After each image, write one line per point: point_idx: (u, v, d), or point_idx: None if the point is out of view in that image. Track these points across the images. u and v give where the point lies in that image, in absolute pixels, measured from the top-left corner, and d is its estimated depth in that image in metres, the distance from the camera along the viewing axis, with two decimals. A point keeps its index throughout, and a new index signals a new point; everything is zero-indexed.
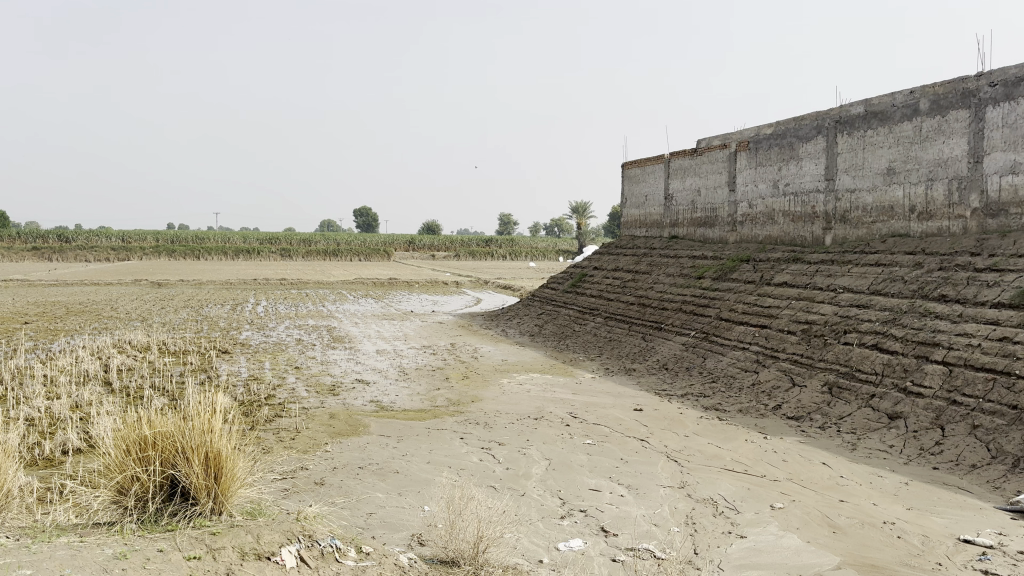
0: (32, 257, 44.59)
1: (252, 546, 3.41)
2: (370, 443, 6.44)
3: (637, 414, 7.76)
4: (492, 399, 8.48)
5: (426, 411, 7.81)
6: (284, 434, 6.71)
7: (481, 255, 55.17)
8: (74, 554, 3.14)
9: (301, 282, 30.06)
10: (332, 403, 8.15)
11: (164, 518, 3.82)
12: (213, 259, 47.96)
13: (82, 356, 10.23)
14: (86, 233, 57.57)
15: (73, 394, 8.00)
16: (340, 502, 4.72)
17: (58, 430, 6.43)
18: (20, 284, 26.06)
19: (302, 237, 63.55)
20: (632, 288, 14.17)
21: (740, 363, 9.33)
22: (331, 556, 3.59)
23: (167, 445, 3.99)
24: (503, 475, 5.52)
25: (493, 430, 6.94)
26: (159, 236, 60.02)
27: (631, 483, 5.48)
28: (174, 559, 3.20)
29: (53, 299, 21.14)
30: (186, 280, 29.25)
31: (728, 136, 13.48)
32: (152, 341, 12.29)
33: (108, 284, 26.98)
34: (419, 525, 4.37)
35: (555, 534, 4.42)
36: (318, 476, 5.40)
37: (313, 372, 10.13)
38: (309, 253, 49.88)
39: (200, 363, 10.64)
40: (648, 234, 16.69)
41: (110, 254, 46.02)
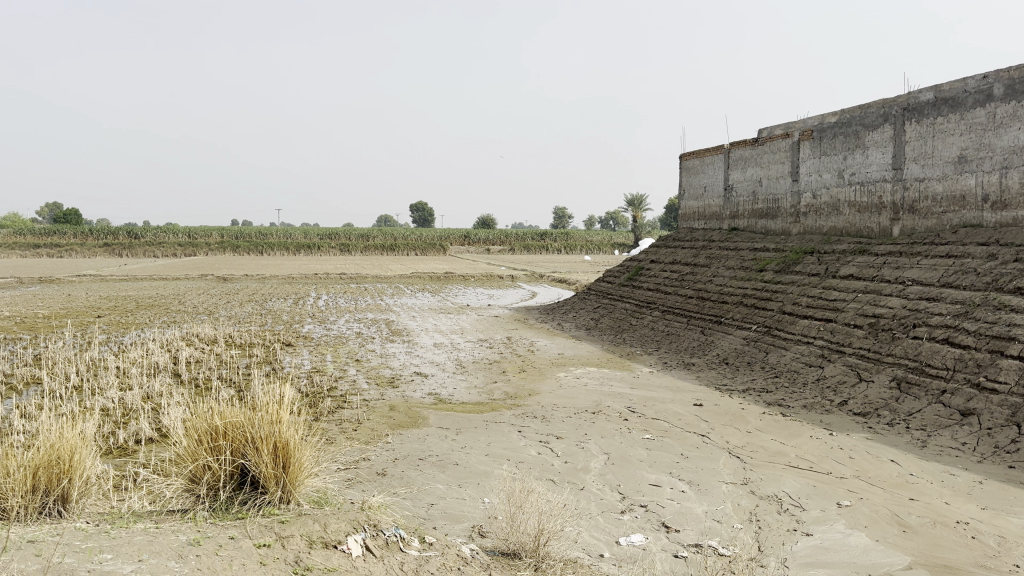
0: (103, 253, 46.24)
1: (319, 535, 3.48)
2: (430, 435, 6.49)
3: (696, 409, 7.66)
4: (549, 392, 8.49)
5: (484, 404, 7.84)
6: (346, 425, 6.81)
7: (536, 249, 55.27)
8: (151, 540, 3.24)
9: (360, 275, 30.56)
10: (392, 396, 8.25)
11: (235, 506, 3.92)
12: (275, 253, 49.20)
13: (152, 349, 10.58)
14: (154, 231, 59.39)
15: (144, 385, 8.28)
16: (401, 493, 4.78)
17: (131, 420, 6.66)
18: (94, 279, 26.99)
19: (360, 232, 64.56)
20: (691, 281, 13.99)
21: (804, 357, 9.13)
22: (395, 545, 3.63)
23: (237, 435, 4.10)
24: (562, 469, 5.51)
25: (551, 424, 6.94)
26: (223, 233, 61.56)
27: (693, 479, 5.41)
28: (245, 547, 3.27)
29: (123, 293, 21.87)
30: (249, 274, 30.10)
31: (791, 125, 13.19)
32: (219, 334, 12.65)
33: (176, 278, 27.75)
34: (480, 516, 4.39)
35: (616, 529, 4.39)
36: (379, 467, 5.47)
37: (373, 365, 10.28)
38: (366, 248, 50.81)
39: (265, 355, 10.89)
40: (707, 226, 16.45)
41: (177, 249, 47.49)
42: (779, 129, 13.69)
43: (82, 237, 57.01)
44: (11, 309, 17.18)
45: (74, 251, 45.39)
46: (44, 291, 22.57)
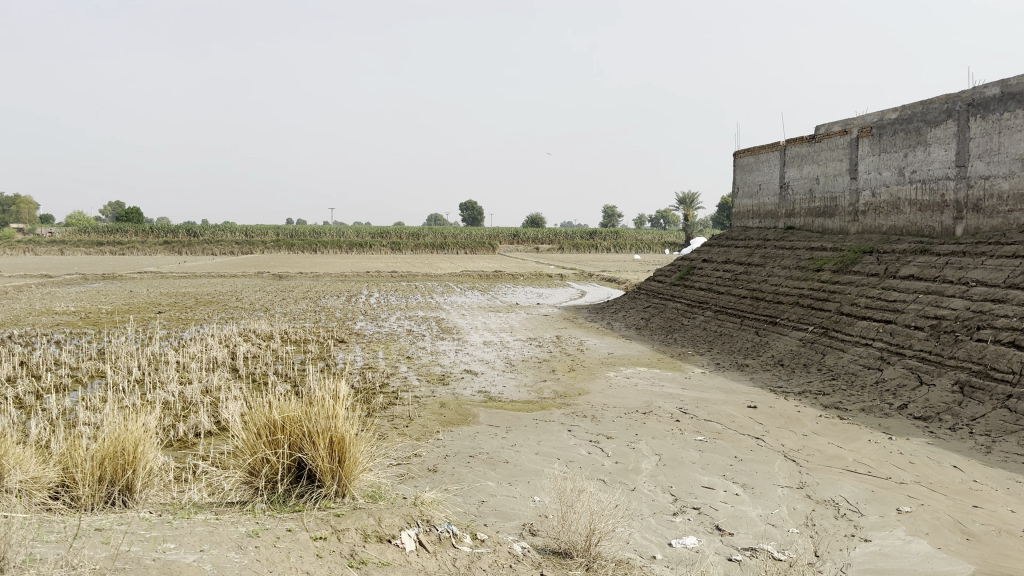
0: (164, 250, 47.57)
1: (374, 529, 3.52)
2: (480, 433, 6.52)
3: (751, 411, 7.53)
4: (599, 392, 8.44)
5: (534, 403, 7.84)
6: (397, 421, 6.88)
7: (585, 248, 55.04)
8: (211, 530, 3.31)
9: (411, 274, 30.83)
10: (443, 393, 8.30)
11: (292, 498, 3.99)
12: (327, 251, 49.99)
13: (211, 345, 10.84)
14: (211, 229, 60.87)
15: (203, 379, 8.49)
16: (452, 490, 4.80)
17: (191, 414, 6.83)
18: (155, 276, 27.78)
19: (411, 230, 65.14)
20: (745, 281, 13.78)
21: (862, 360, 8.92)
22: (447, 541, 3.64)
23: (295, 429, 4.18)
24: (613, 469, 5.47)
25: (601, 423, 6.90)
26: (278, 231, 62.77)
27: (747, 482, 5.32)
28: (302, 539, 3.33)
29: (182, 290, 22.48)
30: (303, 272, 30.64)
31: (850, 122, 12.88)
32: (274, 330, 12.89)
33: (233, 276, 28.39)
34: (530, 515, 4.38)
35: (669, 531, 4.35)
36: (430, 463, 5.51)
37: (424, 362, 10.35)
38: (416, 247, 51.24)
39: (319, 351, 11.07)
40: (761, 225, 16.18)
41: (233, 247, 48.51)
42: (837, 126, 13.38)
43: (144, 235, 58.72)
44: (76, 305, 17.77)
45: (136, 249, 46.83)
46: (109, 287, 23.31)
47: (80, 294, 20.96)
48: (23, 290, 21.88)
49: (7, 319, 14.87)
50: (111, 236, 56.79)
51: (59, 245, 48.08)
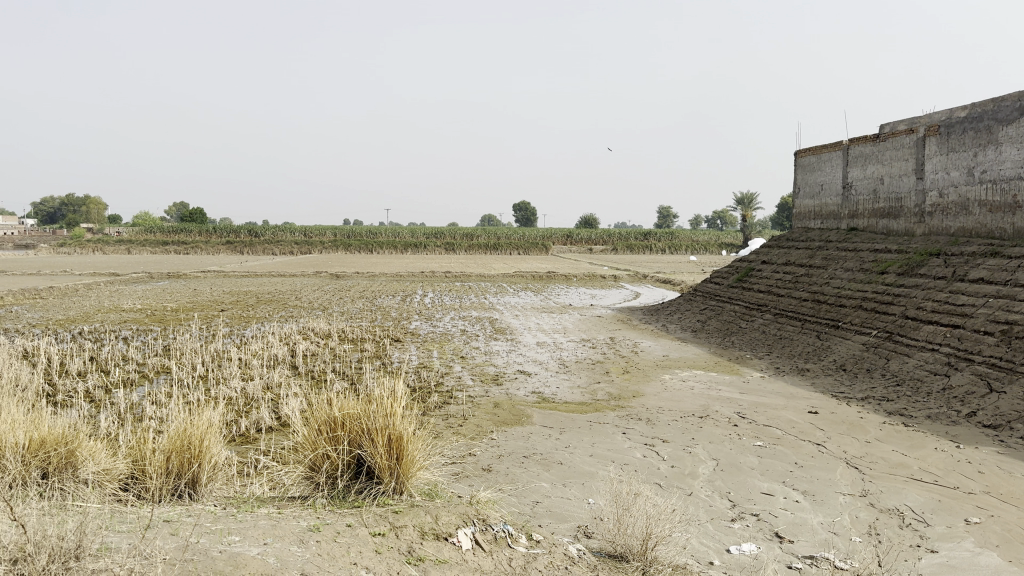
0: (226, 250, 48.79)
1: (431, 526, 3.55)
2: (534, 433, 6.52)
3: (811, 417, 7.38)
4: (654, 395, 8.37)
5: (588, 404, 7.80)
6: (452, 421, 6.92)
7: (640, 249, 54.62)
8: (275, 524, 3.39)
9: (465, 274, 31.04)
10: (496, 393, 8.34)
11: (351, 494, 4.05)
12: (382, 251, 50.58)
13: (271, 342, 11.09)
14: (272, 229, 62.23)
15: (264, 376, 8.69)
16: (507, 490, 4.81)
17: (253, 409, 7.00)
18: (218, 275, 28.51)
19: (465, 231, 65.56)
20: (805, 283, 13.50)
21: (928, 366, 8.65)
22: (503, 541, 3.65)
23: (354, 426, 4.25)
24: (669, 474, 5.41)
25: (657, 426, 6.83)
26: (335, 232, 63.88)
27: (807, 489, 5.21)
28: (362, 534, 3.38)
29: (244, 289, 23.04)
30: (359, 272, 31.11)
31: (916, 120, 12.52)
32: (332, 329, 13.12)
33: (293, 275, 28.98)
34: (585, 517, 4.36)
35: (727, 537, 4.28)
36: (484, 463, 5.53)
37: (477, 362, 10.41)
38: (470, 247, 51.52)
39: (375, 350, 11.23)
40: (823, 226, 15.83)
41: (293, 248, 49.43)
42: (903, 124, 13.01)
43: (207, 235, 60.36)
44: (143, 302, 18.37)
45: (199, 249, 48.17)
46: (175, 286, 24.08)
47: (146, 291, 21.65)
48: (95, 288, 22.69)
49: (79, 315, 15.44)
50: (176, 236, 58.54)
51: (127, 245, 49.72)
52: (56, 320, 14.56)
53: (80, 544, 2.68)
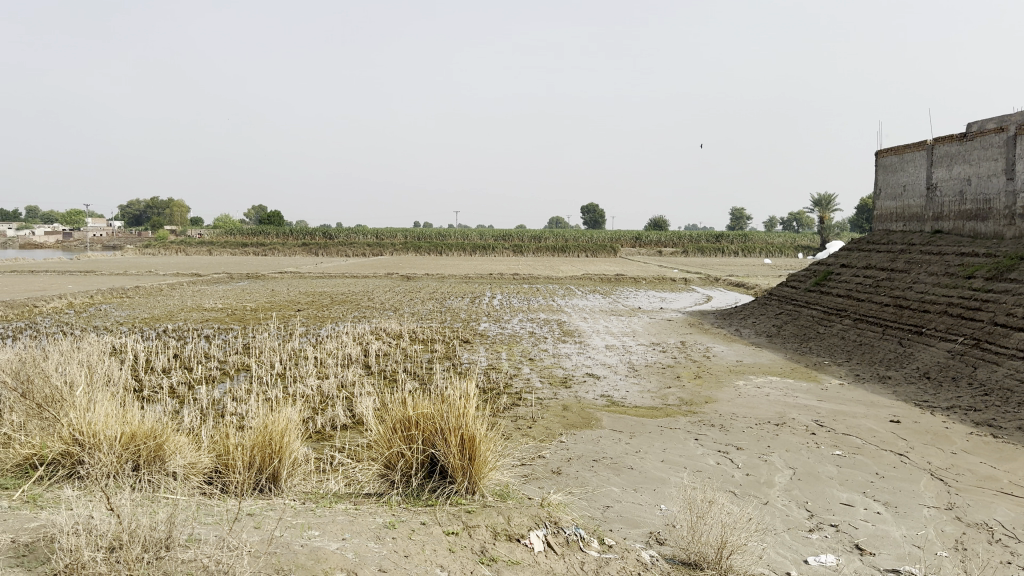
0: (301, 251, 50.00)
1: (503, 527, 3.57)
2: (604, 437, 6.48)
3: (894, 426, 7.12)
4: (727, 400, 8.23)
5: (659, 409, 7.71)
6: (521, 422, 6.94)
7: (711, 251, 53.69)
8: (352, 520, 3.47)
9: (534, 276, 31.07)
10: (566, 395, 8.33)
11: (424, 493, 4.10)
12: (451, 254, 51.08)
13: (346, 342, 11.33)
14: (345, 232, 63.50)
15: (338, 374, 8.89)
16: (577, 493, 4.79)
17: (328, 407, 7.16)
18: (294, 276, 29.33)
19: (533, 233, 65.60)
20: (887, 288, 13.05)
21: (1019, 374, 8.25)
22: (575, 544, 3.64)
23: (428, 425, 4.31)
24: (743, 481, 5.31)
25: (731, 433, 6.70)
26: (406, 233, 64.80)
27: (890, 500, 5.04)
28: (435, 533, 3.42)
29: (319, 289, 23.65)
30: (429, 274, 31.48)
31: (1006, 118, 11.95)
32: (403, 329, 13.32)
33: (366, 276, 29.62)
34: (657, 523, 4.31)
35: (805, 547, 4.18)
36: (554, 465, 5.53)
37: (546, 364, 10.42)
38: (538, 249, 51.56)
39: (445, 351, 11.35)
40: (905, 228, 15.28)
41: (366, 250, 50.37)
42: (993, 122, 12.45)
43: (284, 237, 62.08)
44: (224, 301, 19.01)
45: (275, 249, 49.55)
46: (253, 286, 24.82)
47: (227, 291, 22.49)
48: (179, 288, 23.62)
49: (164, 314, 16.10)
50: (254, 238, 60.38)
51: (209, 246, 51.71)
52: (143, 318, 15.21)
53: (170, 535, 2.79)
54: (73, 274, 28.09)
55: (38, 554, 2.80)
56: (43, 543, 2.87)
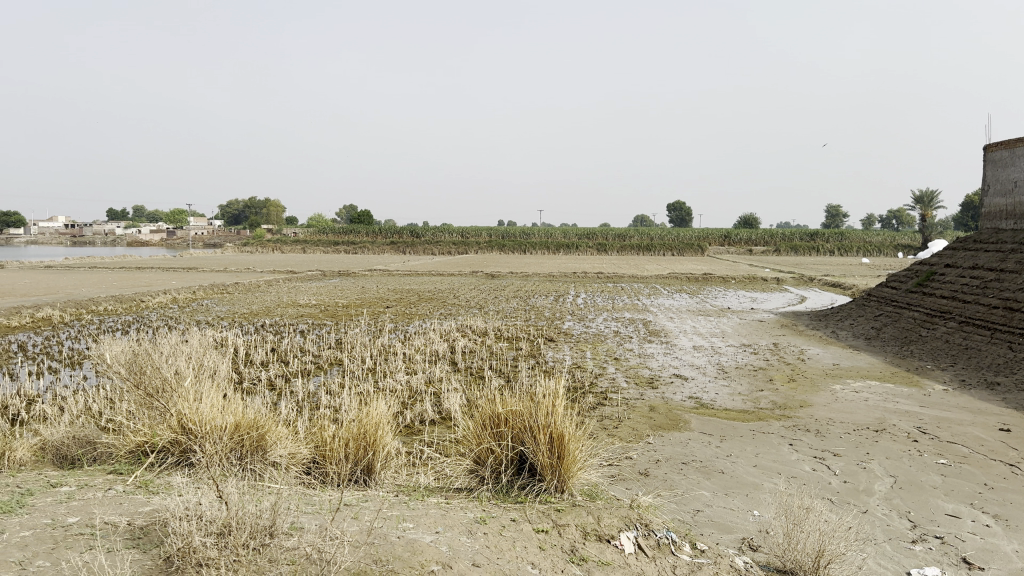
0: (390, 250, 51.16)
1: (593, 527, 3.56)
2: (693, 439, 6.38)
3: (1004, 435, 6.74)
4: (823, 405, 7.96)
5: (750, 413, 7.52)
6: (607, 422, 6.91)
7: (804, 250, 52.02)
8: (444, 514, 3.52)
9: (620, 275, 30.79)
10: (652, 396, 8.22)
11: (514, 490, 4.13)
12: (535, 251, 51.31)
13: (433, 339, 11.49)
14: (431, 231, 64.50)
15: (427, 370, 9.05)
16: (667, 496, 4.72)
17: (416, 402, 7.29)
18: (383, 273, 29.94)
19: (619, 232, 65.05)
20: (996, 290, 12.36)
21: None
22: (667, 548, 3.59)
23: (517, 423, 4.34)
24: (841, 489, 5.12)
25: (827, 439, 6.48)
26: (491, 232, 65.28)
27: (1000, 513, 4.77)
28: (526, 530, 3.43)
29: (406, 287, 24.06)
30: (514, 272, 31.65)
31: None
32: (489, 327, 13.43)
33: (452, 275, 29.96)
34: (750, 529, 4.21)
35: (907, 559, 4.00)
36: (642, 466, 5.47)
37: (632, 364, 10.31)
38: (623, 248, 51.15)
39: (530, 349, 11.38)
40: (1016, 226, 14.43)
41: (451, 249, 51.05)
42: None
43: (373, 235, 63.56)
44: (317, 298, 19.58)
45: (364, 248, 50.79)
46: (344, 283, 25.49)
47: (319, 288, 23.14)
48: (274, 284, 24.44)
49: (260, 309, 16.71)
50: (345, 237, 62.05)
51: (302, 245, 53.53)
52: (242, 313, 15.82)
53: (274, 523, 2.88)
54: (177, 271, 29.48)
55: (152, 537, 2.95)
56: (157, 526, 3.02)
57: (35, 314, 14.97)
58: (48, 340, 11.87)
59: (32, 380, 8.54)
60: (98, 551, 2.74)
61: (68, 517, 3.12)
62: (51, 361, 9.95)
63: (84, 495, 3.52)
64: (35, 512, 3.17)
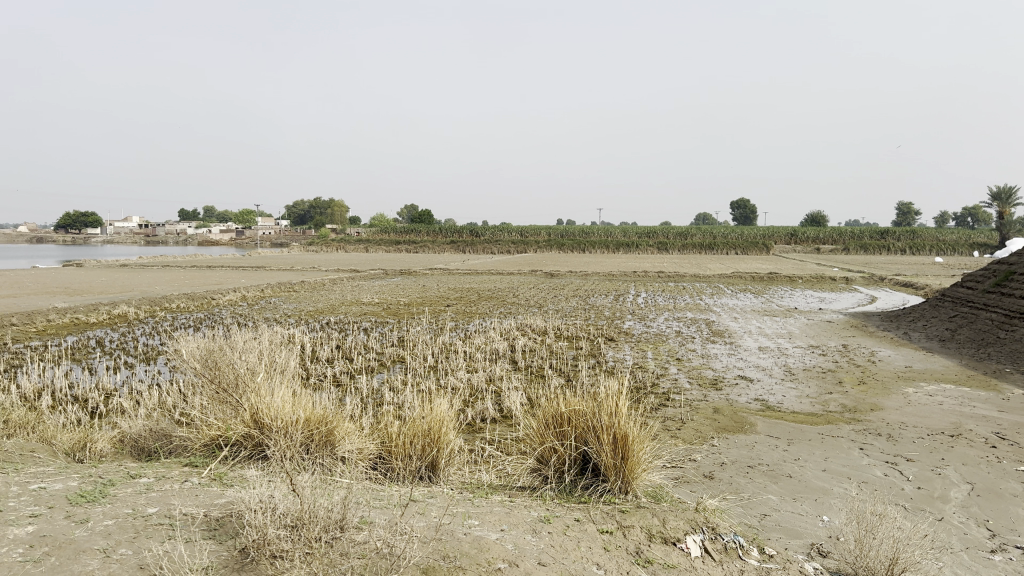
0: (450, 249, 51.56)
1: (659, 529, 3.53)
2: (759, 442, 6.26)
3: None
4: (895, 409, 7.72)
5: (818, 416, 7.34)
6: (670, 423, 6.83)
7: (874, 250, 50.49)
8: (509, 512, 3.53)
9: (681, 274, 30.40)
10: (716, 397, 8.09)
11: (578, 490, 4.12)
12: (594, 250, 51.09)
13: (494, 338, 11.54)
14: (491, 230, 64.79)
15: (487, 368, 9.09)
16: (733, 499, 4.65)
17: (478, 400, 7.34)
18: (444, 272, 30.17)
19: (680, 230, 64.22)
20: None
21: None
22: (734, 552, 3.53)
23: (580, 422, 4.33)
24: (915, 495, 4.96)
25: (900, 443, 6.29)
26: (550, 231, 65.21)
27: None
28: (590, 530, 3.42)
29: (466, 285, 24.26)
30: (574, 271, 31.57)
31: None
32: (549, 326, 13.41)
33: (511, 274, 30.03)
34: (820, 535, 4.11)
35: (986, 570, 3.85)
36: (707, 469, 5.40)
37: (695, 365, 10.16)
38: (684, 247, 50.50)
39: (591, 348, 11.32)
40: None
41: (510, 248, 51.13)
42: None
43: (433, 235, 64.16)
44: (380, 296, 19.84)
45: (424, 248, 51.31)
46: (406, 282, 25.80)
47: (382, 287, 23.51)
48: (338, 283, 24.89)
49: (325, 307, 17.02)
50: (405, 236, 62.76)
51: (364, 244, 54.38)
52: (307, 311, 16.13)
53: (344, 517, 2.94)
54: (245, 270, 30.25)
55: (228, 528, 3.04)
56: (232, 518, 3.11)
57: (111, 311, 15.56)
58: (124, 336, 12.32)
59: (110, 374, 8.88)
60: (177, 540, 2.83)
61: (148, 508, 3.24)
62: (128, 357, 10.34)
63: (162, 486, 3.65)
64: (117, 502, 3.29)
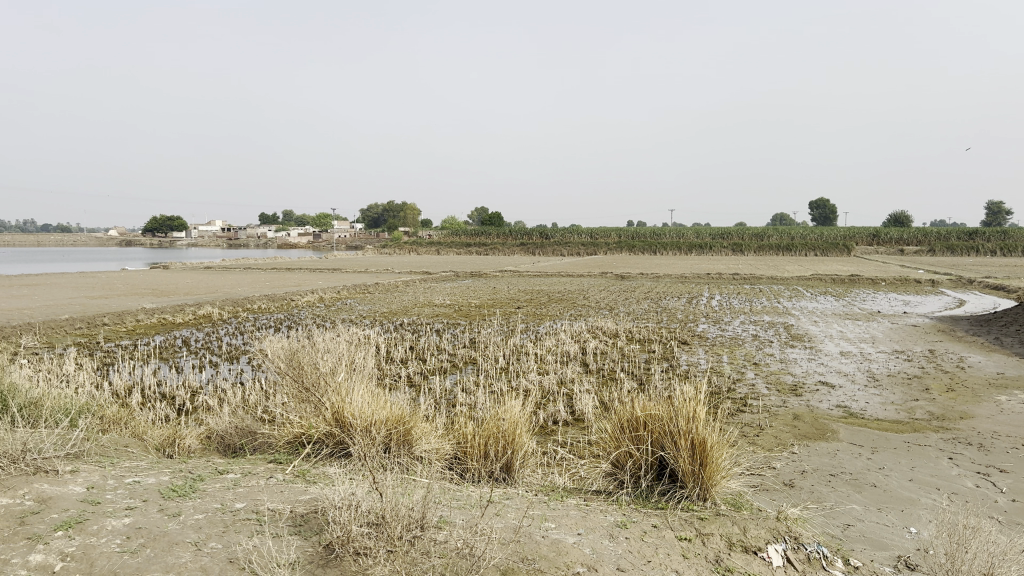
0: (520, 251, 51.70)
1: (739, 538, 3.47)
2: (841, 450, 6.08)
3: None
4: (987, 417, 7.39)
5: (904, 423, 7.09)
6: (747, 430, 6.69)
7: (963, 251, 48.39)
8: (585, 516, 3.52)
9: (757, 276, 29.78)
10: (795, 403, 7.89)
11: (654, 496, 4.07)
12: (666, 250, 50.59)
13: (565, 340, 11.52)
14: (561, 232, 64.70)
15: (559, 370, 9.10)
16: (814, 509, 4.52)
17: (550, 402, 7.35)
18: (516, 274, 30.29)
19: (755, 231, 62.96)
20: None
21: None
22: (818, 562, 3.44)
23: (657, 427, 4.30)
24: (1009, 508, 4.74)
25: (992, 454, 6.01)
26: (621, 233, 64.73)
27: None
28: (668, 537, 3.38)
29: (537, 287, 24.28)
30: (646, 272, 31.27)
31: None
32: (621, 329, 13.32)
33: (583, 275, 29.92)
34: (909, 547, 3.96)
35: None
36: (787, 477, 5.27)
37: (773, 369, 9.93)
38: (760, 249, 49.37)
39: (664, 351, 11.20)
40: None
41: (580, 250, 50.91)
42: None
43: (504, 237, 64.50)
44: (452, 298, 20.04)
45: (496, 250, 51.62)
46: (477, 283, 25.99)
47: (454, 288, 23.74)
48: (412, 285, 25.26)
49: (398, 308, 17.32)
50: None
51: (437, 246, 55.03)
52: (382, 313, 16.41)
53: (424, 516, 2.98)
54: (321, 272, 30.97)
55: (312, 524, 3.12)
56: (316, 515, 3.19)
57: (196, 311, 16.14)
58: (208, 335, 12.80)
59: (195, 373, 9.21)
60: (264, 536, 2.93)
61: (236, 503, 3.35)
62: (212, 355, 10.74)
63: (249, 481, 3.77)
64: (207, 497, 3.42)
